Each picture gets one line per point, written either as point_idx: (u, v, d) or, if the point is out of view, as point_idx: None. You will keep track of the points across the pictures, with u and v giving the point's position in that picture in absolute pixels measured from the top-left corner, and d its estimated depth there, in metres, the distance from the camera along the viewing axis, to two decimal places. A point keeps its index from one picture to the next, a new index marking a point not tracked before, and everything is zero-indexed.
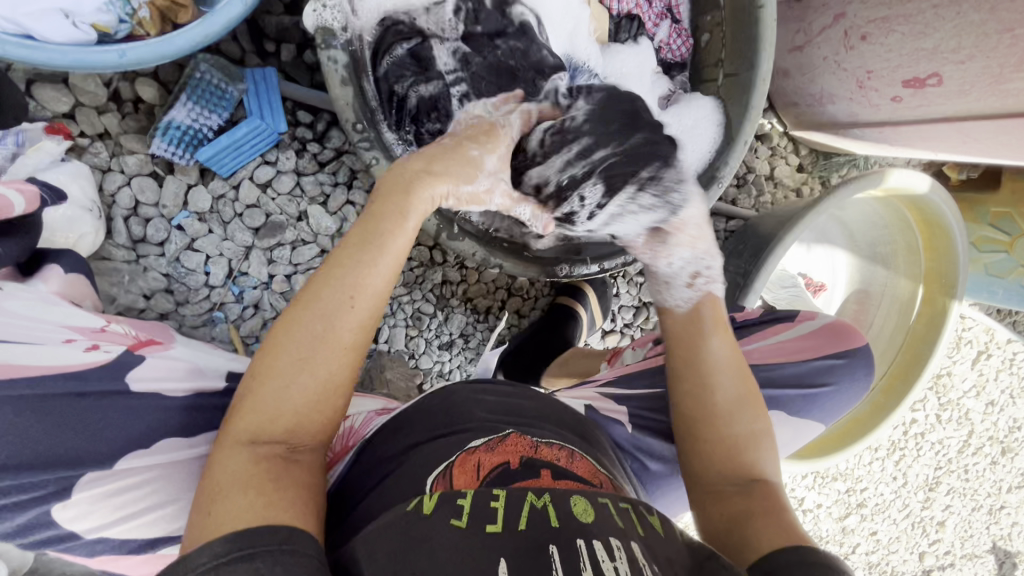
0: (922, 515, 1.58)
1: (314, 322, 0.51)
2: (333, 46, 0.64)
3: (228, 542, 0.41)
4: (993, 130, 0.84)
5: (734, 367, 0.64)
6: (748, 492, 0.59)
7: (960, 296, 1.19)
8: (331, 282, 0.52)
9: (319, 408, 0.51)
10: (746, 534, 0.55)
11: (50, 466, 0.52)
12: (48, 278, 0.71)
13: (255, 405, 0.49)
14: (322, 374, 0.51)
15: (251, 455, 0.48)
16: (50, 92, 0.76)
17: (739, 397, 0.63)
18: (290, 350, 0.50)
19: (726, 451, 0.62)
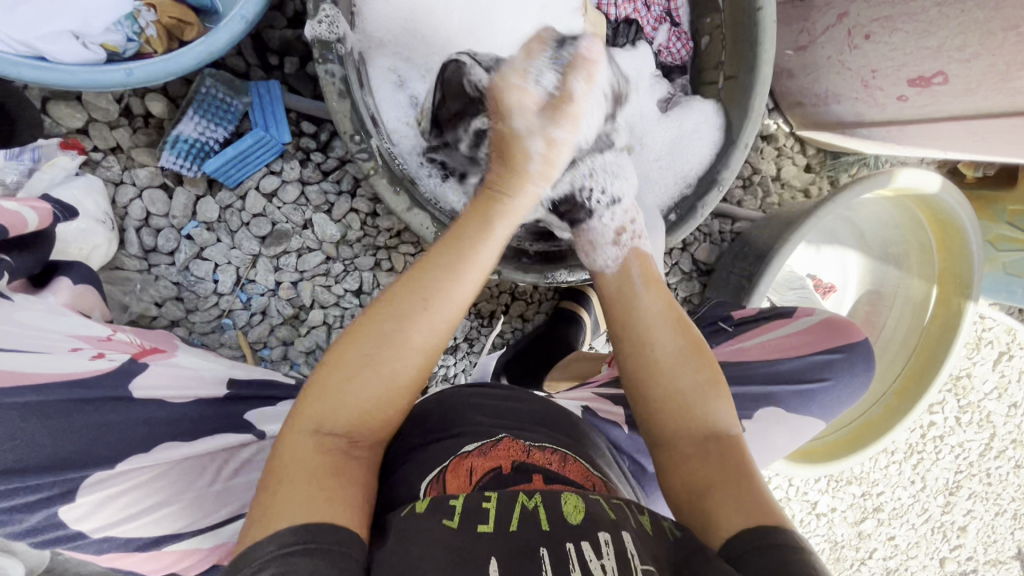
0: (942, 520, 1.55)
1: (393, 323, 0.51)
2: (330, 60, 0.65)
3: (290, 536, 0.42)
4: (1003, 128, 0.82)
5: (667, 321, 0.64)
6: (709, 453, 0.58)
7: (976, 297, 1.16)
8: (423, 281, 0.53)
9: (379, 408, 0.51)
10: (709, 501, 0.54)
11: (54, 470, 0.52)
12: (58, 289, 0.71)
13: (322, 393, 0.50)
14: (387, 374, 0.51)
15: (316, 444, 0.49)
16: (65, 109, 0.79)
17: (681, 350, 0.63)
18: (361, 346, 0.51)
19: (681, 410, 0.60)
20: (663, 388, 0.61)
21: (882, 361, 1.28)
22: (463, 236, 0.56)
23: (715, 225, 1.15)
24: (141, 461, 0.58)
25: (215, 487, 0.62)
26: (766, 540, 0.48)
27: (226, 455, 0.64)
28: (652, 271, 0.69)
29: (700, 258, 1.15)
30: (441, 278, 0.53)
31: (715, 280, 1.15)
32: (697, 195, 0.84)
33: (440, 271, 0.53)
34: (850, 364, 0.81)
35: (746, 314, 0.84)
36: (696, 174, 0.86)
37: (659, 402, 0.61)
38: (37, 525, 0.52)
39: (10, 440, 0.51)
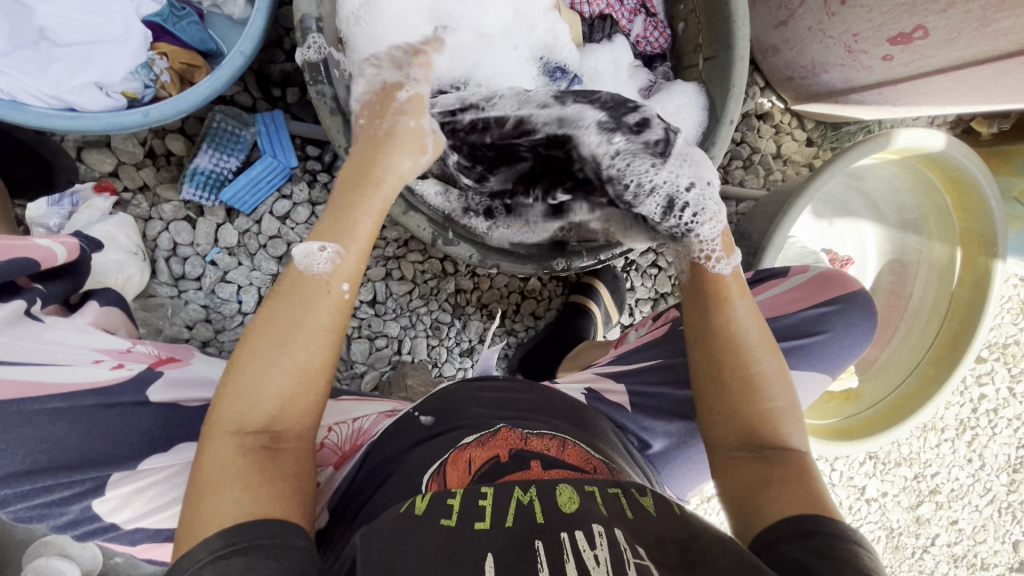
0: (1009, 500, 1.45)
1: (297, 310, 0.53)
2: (320, 80, 0.71)
3: (221, 537, 0.45)
4: (991, 73, 0.82)
5: (764, 339, 0.62)
6: (771, 461, 0.59)
7: (1003, 255, 1.09)
8: (318, 269, 0.55)
9: (297, 397, 0.52)
10: (764, 498, 0.56)
11: (83, 469, 0.58)
12: (86, 309, 0.75)
13: (235, 394, 0.51)
14: (301, 360, 0.52)
15: (237, 444, 0.50)
16: (96, 155, 0.87)
17: (773, 373, 0.62)
18: (269, 338, 0.52)
19: (755, 421, 0.60)
20: (734, 381, 0.61)
21: (911, 330, 1.21)
22: (346, 208, 0.58)
23: None
24: (159, 461, 0.62)
25: None
26: (815, 526, 0.50)
27: None
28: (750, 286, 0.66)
29: None
30: (332, 259, 0.56)
31: None
32: None
33: (328, 257, 0.55)
34: (849, 314, 0.82)
35: None
36: None
37: (733, 411, 0.61)
38: (78, 517, 0.59)
39: (44, 443, 0.56)
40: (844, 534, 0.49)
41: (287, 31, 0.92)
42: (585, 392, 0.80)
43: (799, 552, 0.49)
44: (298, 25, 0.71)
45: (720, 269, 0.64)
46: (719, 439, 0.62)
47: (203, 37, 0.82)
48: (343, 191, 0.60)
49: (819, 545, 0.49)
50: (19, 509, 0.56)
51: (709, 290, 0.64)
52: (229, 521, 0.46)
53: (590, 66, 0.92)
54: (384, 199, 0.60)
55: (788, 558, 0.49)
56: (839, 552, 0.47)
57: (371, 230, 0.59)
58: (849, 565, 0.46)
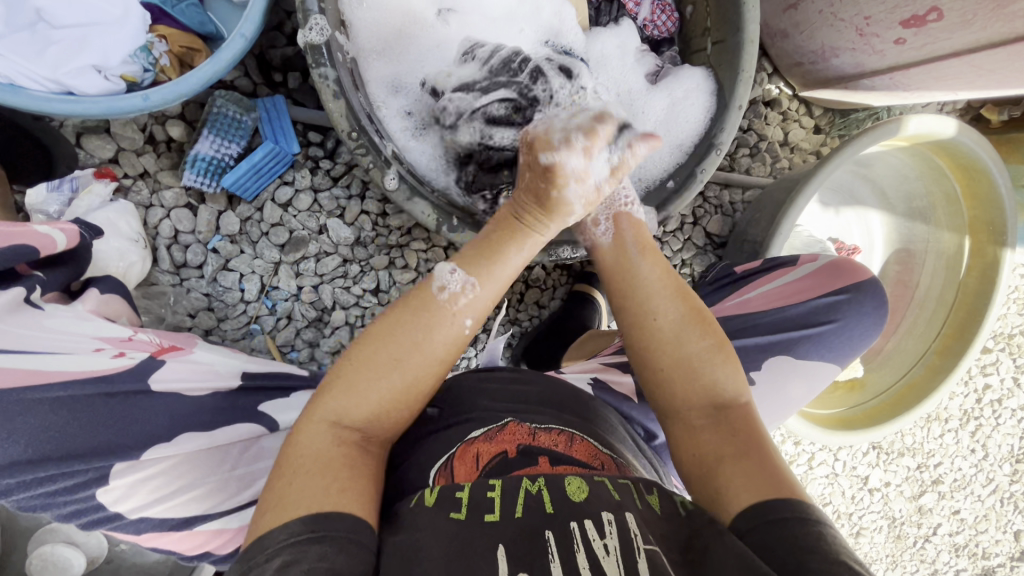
0: (1011, 490, 1.45)
1: (420, 330, 0.53)
2: (323, 63, 0.69)
3: (301, 524, 0.44)
4: (1006, 58, 0.80)
5: (666, 290, 0.63)
6: (717, 424, 0.57)
7: (1014, 244, 1.07)
8: (455, 298, 0.55)
9: (395, 410, 0.53)
10: (719, 474, 0.53)
11: (87, 457, 0.57)
12: (86, 297, 0.74)
13: (346, 392, 0.51)
14: (408, 381, 0.52)
15: (335, 437, 0.50)
16: (95, 141, 0.86)
17: (685, 320, 0.61)
18: (384, 350, 0.52)
19: (687, 376, 0.59)
20: (659, 342, 0.61)
21: (917, 320, 1.20)
22: (495, 244, 0.59)
23: (725, 196, 1.12)
24: (164, 451, 0.62)
25: (237, 470, 0.66)
26: (791, 515, 0.48)
27: (245, 444, 0.68)
28: (648, 240, 0.68)
29: (712, 231, 1.14)
30: (470, 295, 0.55)
31: (728, 251, 1.13)
32: (696, 160, 0.82)
33: (469, 292, 0.56)
34: (859, 303, 0.81)
35: (748, 269, 0.87)
36: (694, 139, 0.86)
37: (665, 368, 0.60)
38: (82, 505, 0.58)
39: (46, 432, 0.56)
40: (809, 516, 0.47)
41: (288, 15, 0.90)
42: (591, 382, 0.79)
43: (767, 548, 0.46)
44: (299, 7, 0.69)
45: (628, 225, 0.69)
46: (666, 407, 0.60)
47: (202, 20, 0.81)
48: (495, 228, 0.61)
49: (789, 530, 0.46)
50: (21, 498, 0.56)
51: (619, 250, 0.67)
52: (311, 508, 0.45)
53: (596, 51, 0.91)
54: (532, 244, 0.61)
55: (761, 550, 0.46)
56: (808, 541, 0.45)
57: (512, 274, 0.60)
58: (815, 556, 0.44)
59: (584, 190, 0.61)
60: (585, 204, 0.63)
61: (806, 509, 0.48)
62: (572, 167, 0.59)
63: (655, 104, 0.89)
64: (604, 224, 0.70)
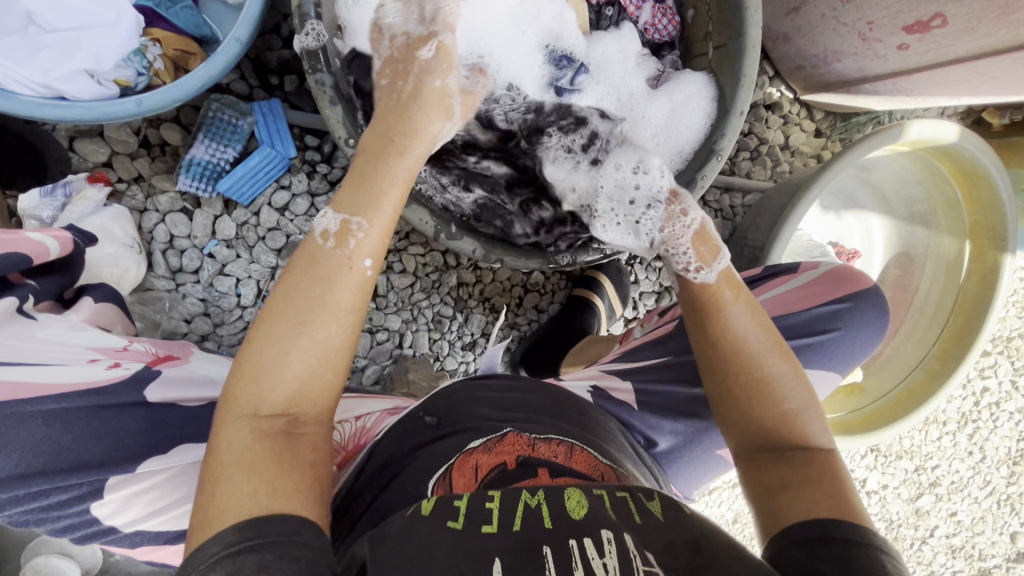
0: (1008, 492, 1.45)
1: (317, 286, 0.51)
2: (320, 69, 0.68)
3: (233, 531, 0.43)
4: (1011, 63, 0.79)
5: (765, 339, 0.60)
6: (794, 465, 0.56)
7: (1013, 248, 1.07)
8: (343, 242, 0.53)
9: (315, 380, 0.51)
10: (782, 501, 0.54)
11: (80, 472, 0.56)
12: (79, 308, 0.73)
13: (257, 373, 0.49)
14: (318, 343, 0.50)
15: (253, 428, 0.48)
16: (89, 145, 0.86)
17: (776, 365, 0.59)
18: (288, 316, 0.50)
19: (769, 417, 0.58)
20: (741, 375, 0.59)
21: (917, 324, 1.19)
22: (374, 181, 0.56)
23: (725, 200, 1.12)
24: (159, 463, 0.60)
25: None
26: (844, 535, 0.49)
27: None
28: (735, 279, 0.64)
29: None
30: (358, 235, 0.54)
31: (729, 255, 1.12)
32: (696, 167, 0.81)
33: (356, 232, 0.54)
34: (861, 311, 0.80)
35: (748, 276, 0.87)
36: (693, 146, 0.85)
37: (750, 416, 0.59)
38: (77, 520, 0.57)
39: (37, 446, 0.55)
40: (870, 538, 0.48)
41: (284, 17, 0.89)
42: (591, 390, 0.78)
43: (824, 569, 0.46)
44: (295, 11, 0.68)
45: (725, 265, 0.64)
46: (744, 446, 0.59)
47: (197, 22, 0.79)
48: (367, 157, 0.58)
49: (851, 556, 0.47)
50: (15, 513, 0.55)
51: (705, 285, 0.62)
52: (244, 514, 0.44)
53: (596, 54, 0.90)
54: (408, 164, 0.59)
55: (812, 566, 0.47)
56: (865, 563, 0.46)
57: (399, 205, 0.58)
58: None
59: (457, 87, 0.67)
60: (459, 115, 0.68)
61: (869, 534, 0.49)
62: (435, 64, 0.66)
63: (653, 112, 0.88)
64: (687, 252, 0.65)
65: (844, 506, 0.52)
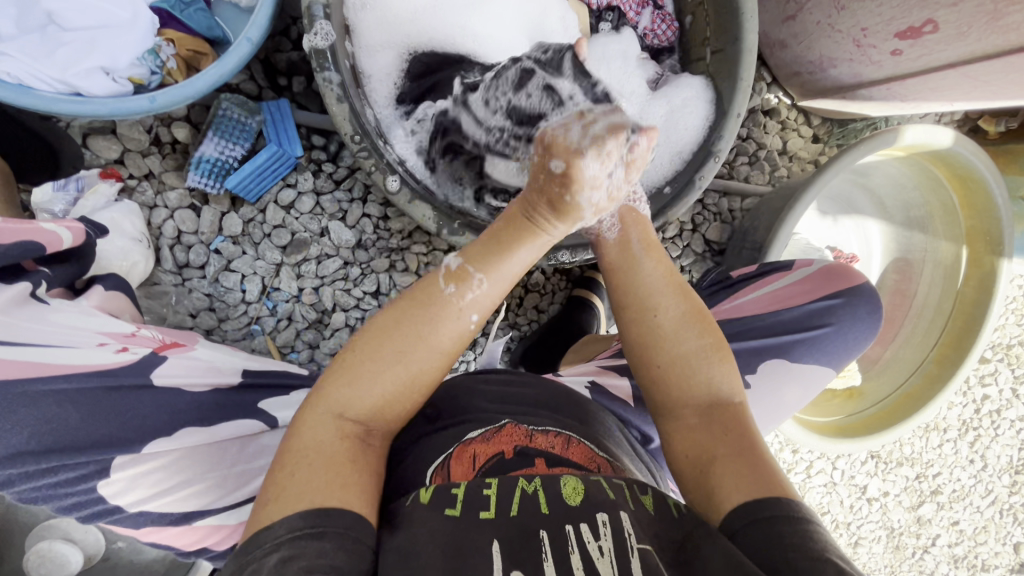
0: (1011, 501, 1.45)
1: (426, 325, 0.53)
2: (328, 68, 0.70)
3: (300, 517, 0.44)
4: (1002, 68, 0.81)
5: (665, 285, 0.63)
6: (709, 421, 0.58)
7: (1010, 254, 1.08)
8: (463, 291, 0.54)
9: (399, 401, 0.53)
10: (710, 474, 0.54)
11: (89, 450, 0.58)
12: (91, 294, 0.75)
13: (355, 380, 0.52)
14: (411, 373, 0.53)
15: (339, 429, 0.51)
16: (102, 142, 0.88)
17: (681, 316, 0.62)
18: (392, 342, 0.52)
19: (681, 372, 0.60)
20: (659, 322, 0.62)
21: (916, 328, 1.20)
22: (500, 237, 0.57)
23: (724, 204, 1.13)
24: (164, 445, 0.62)
25: (237, 467, 0.67)
26: (774, 511, 0.48)
27: (246, 441, 0.69)
28: (652, 237, 0.68)
29: (712, 238, 1.14)
30: (478, 290, 0.55)
31: (727, 259, 1.14)
32: (694, 167, 0.83)
33: (473, 285, 0.55)
34: (854, 308, 0.82)
35: (743, 273, 0.88)
36: (691, 148, 0.86)
37: (664, 371, 0.61)
38: (81, 498, 0.58)
39: (48, 424, 0.56)
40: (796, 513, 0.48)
41: (294, 20, 0.92)
42: (588, 386, 0.80)
43: (754, 549, 0.46)
44: (305, 12, 0.70)
45: (638, 218, 0.68)
46: (658, 402, 0.61)
47: (210, 24, 0.83)
48: (505, 221, 0.59)
49: (774, 529, 0.47)
50: (24, 490, 0.56)
51: (621, 246, 0.66)
52: (316, 502, 0.46)
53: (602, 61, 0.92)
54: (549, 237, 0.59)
55: (746, 551, 0.46)
56: (790, 538, 0.45)
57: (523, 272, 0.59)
58: (797, 549, 0.44)
59: (598, 198, 0.56)
60: (598, 212, 0.57)
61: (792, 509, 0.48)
62: (590, 174, 0.53)
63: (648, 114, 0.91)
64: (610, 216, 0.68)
65: (766, 474, 0.52)
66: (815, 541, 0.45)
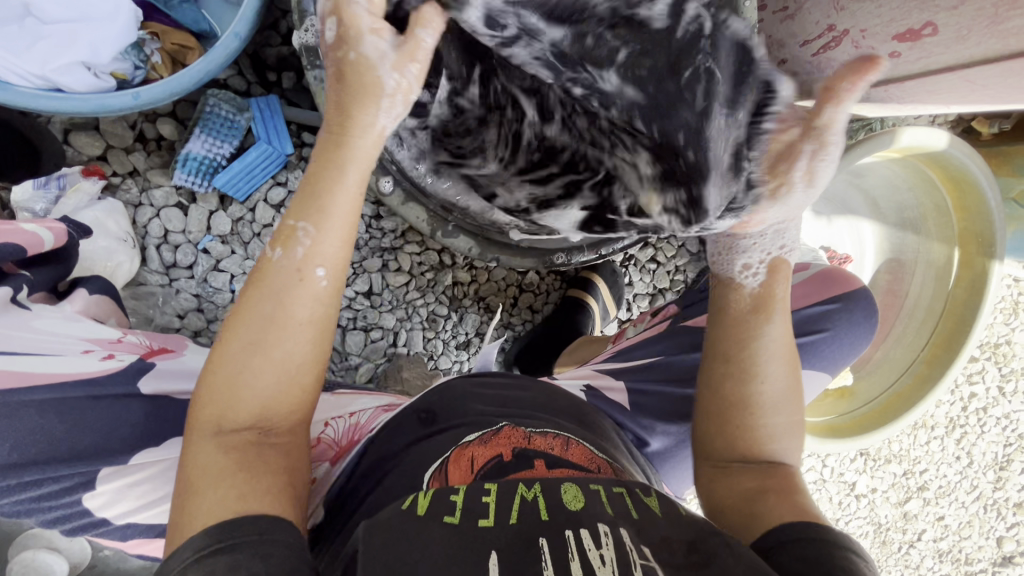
0: (995, 497, 1.47)
1: (268, 304, 0.49)
2: (319, 65, 0.68)
3: (207, 536, 0.43)
4: (1001, 73, 0.81)
5: (786, 355, 0.60)
6: (760, 471, 0.59)
7: (1001, 256, 1.07)
8: (291, 250, 0.50)
9: (284, 396, 0.50)
10: (757, 512, 0.55)
11: (71, 463, 0.56)
12: (74, 299, 0.73)
13: (217, 389, 0.49)
14: (280, 360, 0.49)
15: (218, 443, 0.48)
16: (84, 138, 0.85)
17: (785, 391, 0.60)
18: (245, 331, 0.49)
19: (751, 430, 0.60)
20: (753, 393, 0.59)
21: (907, 328, 1.20)
22: (316, 177, 0.50)
23: None
24: (152, 454, 0.61)
25: None
26: (810, 534, 0.50)
27: None
28: (791, 301, 0.61)
29: None
30: (307, 240, 0.50)
31: None
32: None
33: (303, 238, 0.50)
34: (851, 312, 0.81)
35: None
36: None
37: (738, 428, 0.60)
38: (67, 512, 0.57)
39: (32, 434, 0.55)
40: (841, 538, 0.50)
41: (284, 14, 0.90)
42: (583, 389, 0.79)
43: (790, 563, 0.48)
44: (295, 7, 0.68)
45: (784, 272, 0.59)
46: (710, 449, 0.62)
47: (196, 18, 0.80)
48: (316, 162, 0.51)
49: (819, 550, 0.48)
50: (4, 504, 0.55)
51: (741, 309, 0.60)
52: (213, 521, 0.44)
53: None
54: (361, 152, 0.51)
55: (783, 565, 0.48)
56: (839, 560, 0.47)
57: (354, 202, 0.51)
58: (843, 570, 0.46)
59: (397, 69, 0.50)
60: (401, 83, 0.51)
61: (840, 536, 0.50)
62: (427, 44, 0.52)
63: None
64: (759, 268, 0.59)
65: (811, 513, 0.54)
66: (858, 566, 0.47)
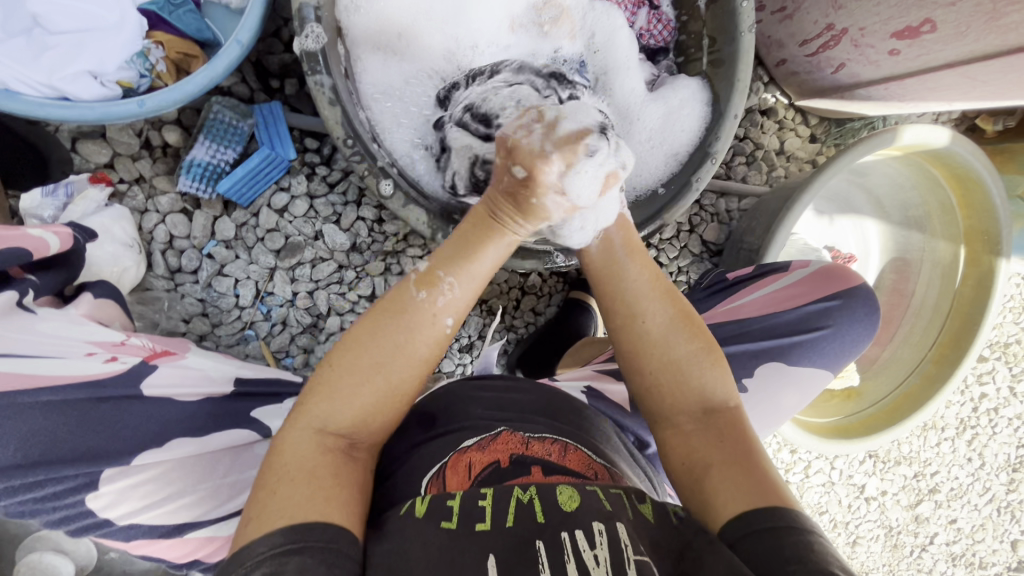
0: (1008, 499, 1.44)
1: (396, 331, 0.52)
2: (319, 71, 0.69)
3: (281, 536, 0.44)
4: (1000, 69, 0.81)
5: (653, 291, 0.61)
6: (705, 428, 0.58)
7: (1008, 254, 1.07)
8: (433, 295, 0.53)
9: (377, 413, 0.52)
10: (710, 487, 0.54)
11: (76, 463, 0.57)
12: (79, 302, 0.74)
13: (327, 392, 0.51)
14: (388, 383, 0.51)
15: (317, 442, 0.50)
16: (91, 146, 0.87)
17: (667, 323, 0.60)
18: (364, 353, 0.51)
19: (672, 377, 0.59)
20: (642, 334, 0.60)
21: (914, 328, 1.19)
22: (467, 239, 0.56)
23: (722, 204, 1.12)
24: (154, 456, 0.62)
25: (229, 477, 0.66)
26: (767, 521, 0.48)
27: (237, 452, 0.68)
28: (633, 237, 0.65)
29: (709, 239, 1.13)
30: (447, 292, 0.54)
31: (725, 259, 1.13)
32: (690, 170, 0.82)
33: (445, 287, 0.54)
34: (851, 310, 0.81)
35: (740, 275, 0.87)
36: (686, 150, 0.86)
37: (651, 376, 0.60)
38: (70, 514, 0.58)
39: (34, 436, 0.55)
40: (798, 522, 0.48)
41: (285, 22, 0.91)
42: (584, 390, 0.79)
43: (757, 558, 0.46)
44: (295, 14, 0.69)
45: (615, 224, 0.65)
46: (655, 417, 0.61)
47: (200, 26, 0.81)
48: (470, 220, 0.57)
49: (778, 540, 0.47)
50: (12, 504, 0.55)
51: (602, 250, 0.64)
52: (291, 519, 0.45)
53: (587, 29, 0.90)
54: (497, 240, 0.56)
55: (749, 559, 0.47)
56: (801, 552, 0.45)
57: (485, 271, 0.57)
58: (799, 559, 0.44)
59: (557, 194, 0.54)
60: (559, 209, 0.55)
61: (797, 518, 0.49)
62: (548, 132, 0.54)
63: (645, 113, 0.89)
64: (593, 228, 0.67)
65: (766, 486, 0.52)
66: (817, 551, 0.45)
